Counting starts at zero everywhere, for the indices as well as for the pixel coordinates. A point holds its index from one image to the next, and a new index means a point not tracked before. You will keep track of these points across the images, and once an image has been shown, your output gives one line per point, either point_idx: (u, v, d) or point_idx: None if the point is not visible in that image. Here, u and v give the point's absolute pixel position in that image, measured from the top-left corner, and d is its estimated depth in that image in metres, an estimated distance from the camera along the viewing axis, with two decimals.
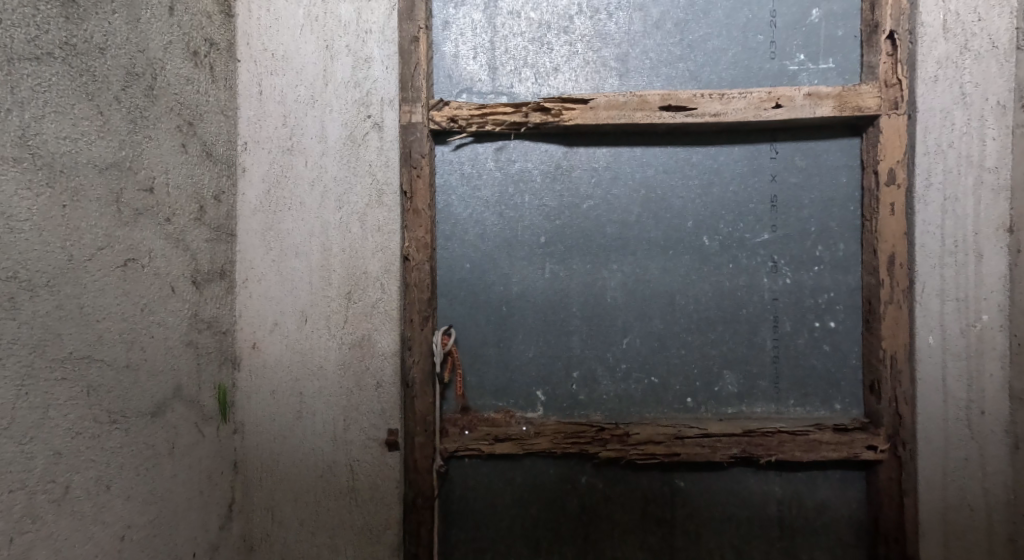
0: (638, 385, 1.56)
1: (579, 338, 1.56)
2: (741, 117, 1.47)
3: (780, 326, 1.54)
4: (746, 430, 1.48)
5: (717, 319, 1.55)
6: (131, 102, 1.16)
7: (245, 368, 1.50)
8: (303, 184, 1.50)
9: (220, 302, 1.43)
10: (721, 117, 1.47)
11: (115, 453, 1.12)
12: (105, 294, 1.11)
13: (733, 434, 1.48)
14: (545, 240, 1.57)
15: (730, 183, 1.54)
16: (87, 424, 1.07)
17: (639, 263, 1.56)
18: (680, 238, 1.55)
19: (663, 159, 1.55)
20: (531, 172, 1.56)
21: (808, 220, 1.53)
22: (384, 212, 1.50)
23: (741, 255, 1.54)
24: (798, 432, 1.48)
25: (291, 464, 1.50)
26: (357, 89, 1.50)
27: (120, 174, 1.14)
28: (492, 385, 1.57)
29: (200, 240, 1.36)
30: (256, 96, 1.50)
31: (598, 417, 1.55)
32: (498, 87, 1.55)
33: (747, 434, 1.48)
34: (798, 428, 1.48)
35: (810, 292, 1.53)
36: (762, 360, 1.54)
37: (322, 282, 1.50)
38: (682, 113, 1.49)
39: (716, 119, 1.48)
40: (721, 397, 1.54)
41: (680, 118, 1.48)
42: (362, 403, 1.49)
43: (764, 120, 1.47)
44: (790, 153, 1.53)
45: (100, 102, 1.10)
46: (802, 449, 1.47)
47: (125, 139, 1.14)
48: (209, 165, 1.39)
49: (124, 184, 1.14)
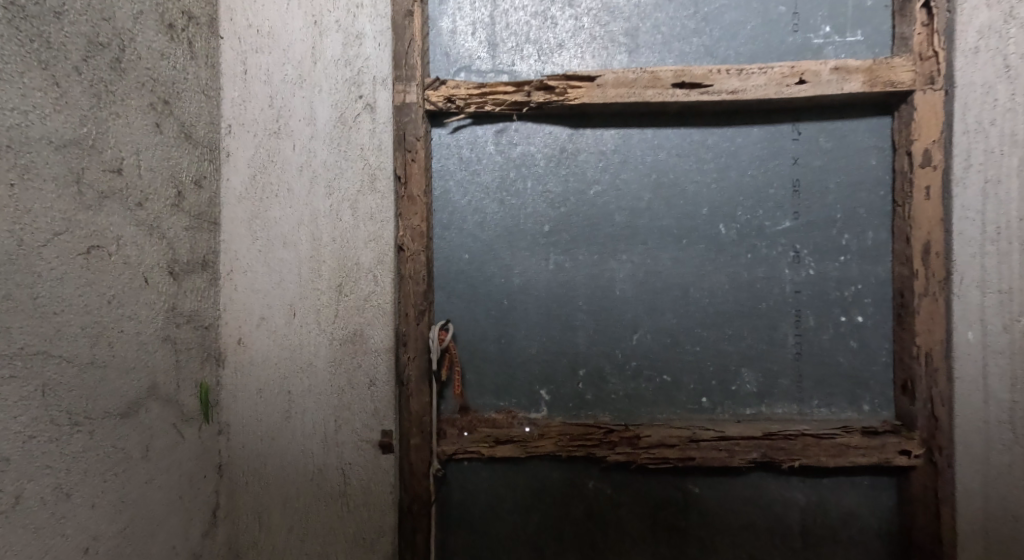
0: (649, 384, 1.45)
1: (585, 334, 1.46)
2: (762, 94, 1.33)
3: (802, 321, 1.42)
4: (767, 433, 1.36)
5: (734, 313, 1.44)
6: (94, 75, 1.06)
7: (229, 365, 1.41)
8: (291, 170, 1.42)
9: (202, 296, 1.34)
10: (741, 94, 1.34)
11: (76, 459, 1.02)
12: (65, 284, 1.01)
13: (754, 438, 1.36)
14: (548, 228, 1.47)
15: (749, 166, 1.43)
16: (41, 428, 0.97)
17: (649, 253, 1.45)
18: (695, 226, 1.45)
19: (676, 141, 1.44)
20: (534, 156, 1.46)
21: (834, 206, 1.41)
22: (376, 199, 1.41)
23: (760, 245, 1.43)
24: (823, 435, 1.35)
25: (279, 466, 1.41)
26: (348, 67, 1.41)
27: (82, 153, 1.04)
28: (493, 383, 1.48)
29: (179, 228, 1.26)
30: (240, 75, 1.41)
31: (607, 418, 1.45)
32: (498, 65, 1.45)
33: (768, 437, 1.35)
34: (823, 431, 1.35)
35: (836, 284, 1.41)
36: (782, 357, 1.43)
37: (311, 273, 1.41)
38: (697, 91, 1.35)
39: (735, 97, 1.34)
40: (738, 397, 1.44)
41: (695, 96, 1.35)
42: (355, 402, 1.41)
43: (788, 97, 1.33)
44: (814, 133, 1.40)
45: (56, 71, 1.00)
46: (829, 455, 1.34)
47: (86, 115, 1.05)
48: (188, 148, 1.29)
49: (85, 163, 1.04)
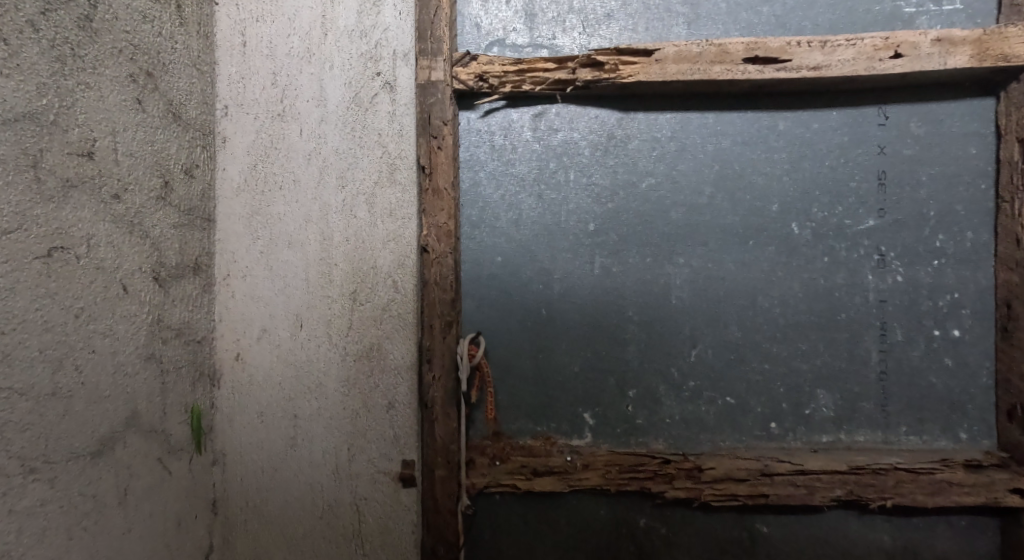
0: (710, 407, 1.26)
1: (636, 350, 1.27)
2: (850, 70, 1.15)
3: (888, 335, 1.23)
4: (853, 467, 1.18)
5: (808, 326, 1.25)
6: (55, 33, 0.84)
7: (225, 385, 1.22)
8: (298, 158, 1.22)
9: (193, 305, 1.14)
10: (824, 71, 1.15)
11: (32, 517, 0.80)
12: (16, 296, 0.79)
13: (837, 473, 1.18)
14: (594, 227, 1.27)
15: (828, 156, 1.24)
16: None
17: (710, 256, 1.26)
18: (763, 225, 1.25)
19: (742, 127, 1.25)
20: (578, 144, 1.27)
21: (926, 202, 1.22)
22: (397, 192, 1.22)
23: (839, 247, 1.24)
24: (920, 470, 1.17)
25: (282, 502, 1.22)
26: (364, 40, 1.22)
27: (39, 131, 0.82)
28: (528, 405, 1.27)
29: (166, 225, 1.06)
30: (238, 48, 1.22)
31: (661, 446, 1.25)
32: (536, 39, 1.26)
33: (854, 471, 1.18)
34: (921, 466, 1.17)
35: (927, 292, 1.22)
36: (865, 377, 1.23)
37: (321, 279, 1.22)
38: (772, 67, 1.16)
39: (817, 74, 1.16)
40: (813, 422, 1.24)
41: (770, 72, 1.16)
42: (370, 428, 1.22)
43: (879, 74, 1.15)
44: (903, 117, 1.22)
45: (5, 24, 0.78)
46: (926, 493, 1.17)
47: (44, 82, 0.82)
48: (176, 130, 1.08)
49: (42, 143, 0.82)
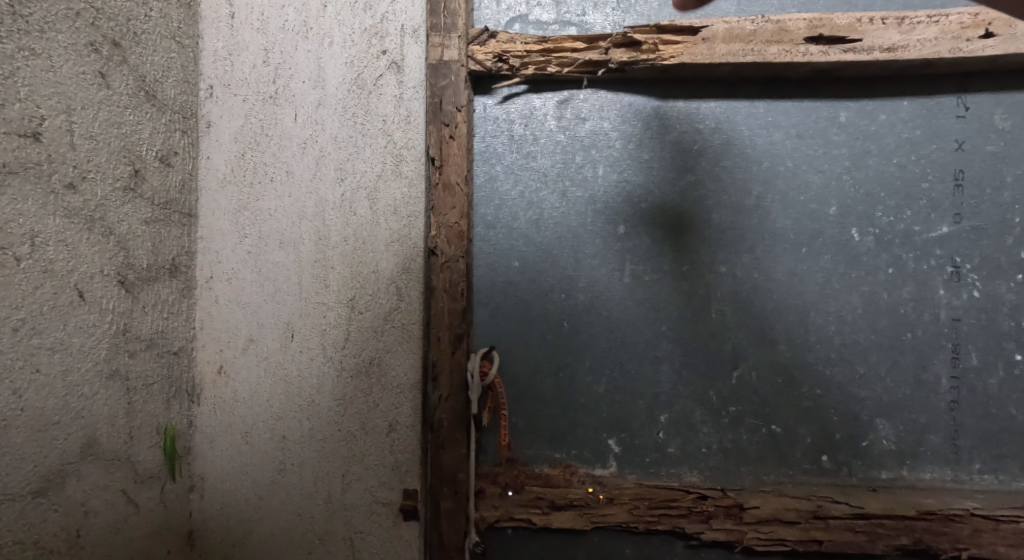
0: (753, 436, 1.10)
1: (670, 370, 1.11)
2: (931, 51, 1.02)
3: (962, 359, 1.08)
4: (921, 511, 1.03)
5: (869, 347, 1.09)
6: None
7: (206, 401, 1.08)
8: (291, 146, 1.08)
9: (169, 312, 1.00)
10: (900, 52, 1.02)
11: None
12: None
13: (903, 517, 1.03)
14: (624, 229, 1.12)
15: (896, 153, 1.09)
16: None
17: (757, 264, 1.11)
18: (819, 230, 1.10)
19: (797, 118, 1.10)
20: (608, 135, 1.12)
21: (1009, 207, 1.07)
22: (403, 186, 1.07)
23: (907, 256, 1.09)
24: (1000, 517, 1.02)
25: (267, 536, 1.08)
26: (367, 13, 1.07)
27: None
28: (547, 429, 1.12)
29: (138, 221, 0.92)
30: (225, 20, 1.08)
31: (696, 479, 1.09)
32: (564, 15, 1.11)
33: (922, 517, 1.02)
34: (1000, 511, 1.02)
35: (1009, 310, 1.07)
36: (933, 406, 1.08)
37: (316, 283, 1.08)
38: (839, 47, 1.03)
39: (892, 56, 1.02)
40: (871, 457, 1.08)
41: (836, 54, 1.03)
42: (369, 453, 1.07)
43: (967, 57, 1.02)
44: (986, 107, 1.07)
45: None
46: (1008, 545, 1.01)
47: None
48: (150, 111, 0.94)
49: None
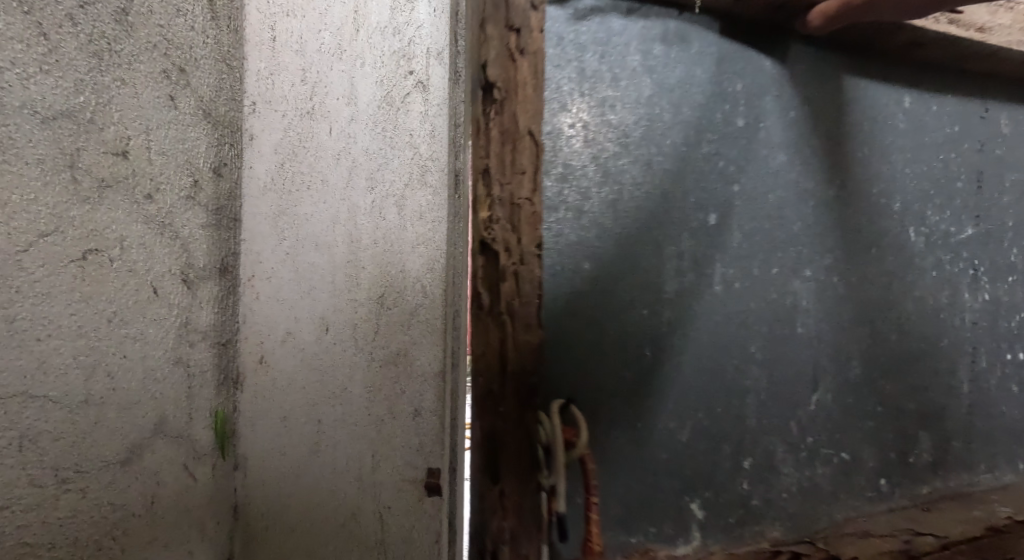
0: (828, 472, 1.31)
1: (755, 400, 1.29)
2: (1008, 38, 1.39)
3: (977, 362, 1.42)
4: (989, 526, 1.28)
5: (917, 356, 1.38)
6: (92, 26, 0.80)
7: (249, 388, 1.19)
8: (327, 157, 1.19)
9: (219, 307, 1.11)
10: (988, 33, 1.37)
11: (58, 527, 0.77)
12: (51, 301, 0.76)
13: (979, 540, 1.26)
14: (716, 219, 1.29)
15: (942, 147, 1.44)
16: (15, 492, 0.72)
17: (837, 267, 1.35)
18: (883, 231, 1.38)
19: (881, 103, 1.41)
20: (694, 82, 1.29)
21: (1006, 209, 1.47)
22: (427, 195, 1.20)
23: (945, 258, 1.42)
24: None
25: (303, 510, 1.19)
26: (396, 37, 1.19)
27: (77, 128, 0.78)
28: (626, 501, 1.21)
29: (196, 225, 1.03)
30: (267, 43, 1.18)
31: (780, 533, 1.27)
32: None
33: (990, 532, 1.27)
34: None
35: (1004, 311, 1.46)
36: (957, 417, 1.40)
37: (348, 282, 1.19)
38: (947, 18, 1.35)
39: (981, 35, 1.37)
40: (916, 472, 1.36)
41: (945, 23, 1.35)
42: (396, 435, 1.20)
43: None
44: (998, 111, 1.49)
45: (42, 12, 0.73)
46: None
47: (81, 78, 0.78)
48: (206, 127, 1.05)
49: (79, 141, 0.78)
